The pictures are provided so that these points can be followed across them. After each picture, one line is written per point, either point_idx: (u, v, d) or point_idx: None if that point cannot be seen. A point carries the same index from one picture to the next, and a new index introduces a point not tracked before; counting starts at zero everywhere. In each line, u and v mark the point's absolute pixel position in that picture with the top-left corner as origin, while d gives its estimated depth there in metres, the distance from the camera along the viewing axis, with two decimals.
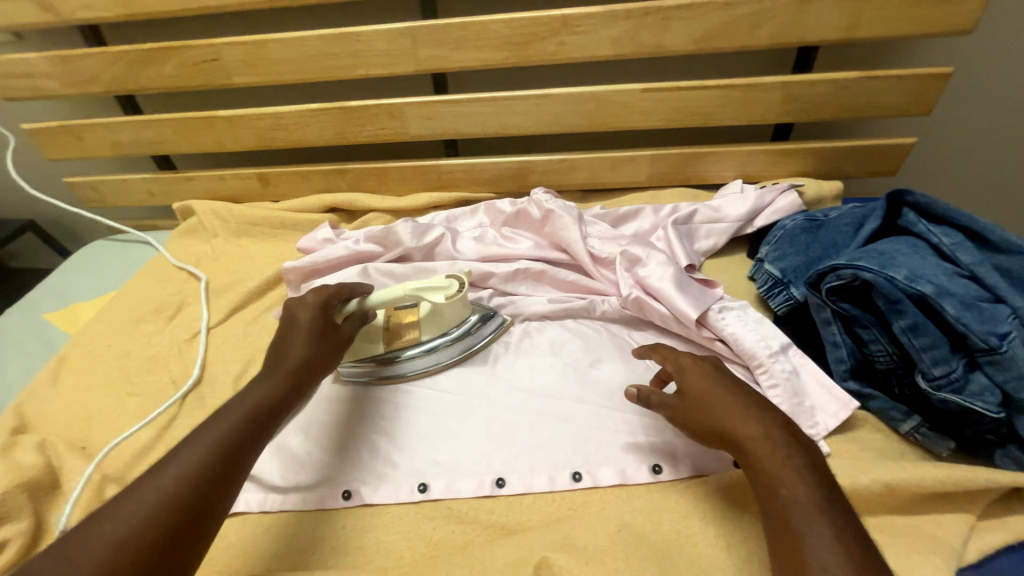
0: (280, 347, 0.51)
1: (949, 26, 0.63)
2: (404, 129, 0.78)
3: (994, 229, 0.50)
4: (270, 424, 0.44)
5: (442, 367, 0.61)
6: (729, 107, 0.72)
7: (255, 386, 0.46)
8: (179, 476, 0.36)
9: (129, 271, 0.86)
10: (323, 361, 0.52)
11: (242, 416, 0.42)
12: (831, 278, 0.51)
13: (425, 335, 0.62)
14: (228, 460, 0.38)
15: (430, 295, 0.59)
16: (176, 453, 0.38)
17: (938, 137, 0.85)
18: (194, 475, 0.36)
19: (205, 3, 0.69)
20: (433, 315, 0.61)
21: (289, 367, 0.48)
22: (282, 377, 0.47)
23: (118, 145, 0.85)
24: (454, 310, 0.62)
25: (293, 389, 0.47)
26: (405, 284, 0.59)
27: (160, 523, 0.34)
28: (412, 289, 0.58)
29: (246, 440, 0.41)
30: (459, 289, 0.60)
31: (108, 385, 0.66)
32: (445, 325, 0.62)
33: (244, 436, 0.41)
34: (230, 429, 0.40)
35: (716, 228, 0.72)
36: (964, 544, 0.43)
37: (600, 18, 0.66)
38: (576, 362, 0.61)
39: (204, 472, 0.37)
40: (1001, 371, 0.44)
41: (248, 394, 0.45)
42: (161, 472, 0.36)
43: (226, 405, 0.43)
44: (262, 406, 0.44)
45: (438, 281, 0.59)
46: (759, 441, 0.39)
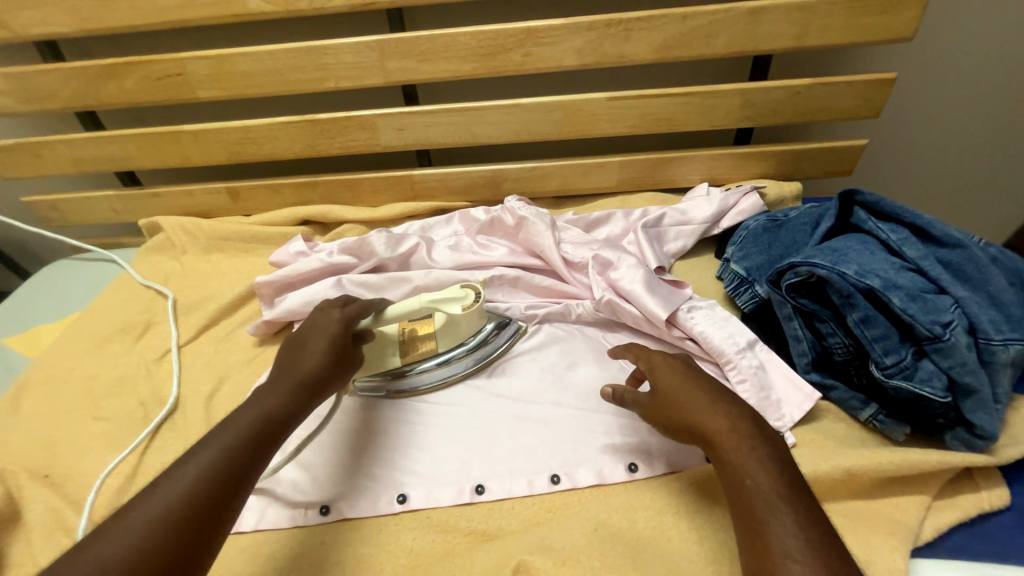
0: (292, 359, 0.49)
1: (891, 34, 0.67)
2: (375, 140, 0.79)
3: (937, 224, 0.53)
4: (274, 440, 0.42)
5: (459, 378, 0.61)
6: (691, 113, 0.75)
7: (259, 397, 0.44)
8: (175, 499, 0.35)
9: (94, 290, 0.83)
10: (334, 379, 0.50)
11: (245, 432, 0.40)
12: (789, 275, 0.53)
13: (442, 347, 0.60)
14: (228, 482, 0.37)
15: (446, 306, 0.57)
16: (171, 473, 0.37)
17: (887, 138, 0.89)
18: (191, 497, 0.35)
19: (168, 17, 0.69)
20: (450, 325, 0.58)
21: (299, 379, 0.47)
22: (292, 390, 0.45)
23: (78, 162, 0.82)
24: (471, 321, 0.59)
25: (301, 403, 0.46)
26: (420, 296, 0.58)
27: (156, 553, 0.32)
28: (428, 300, 0.57)
29: (247, 459, 0.39)
30: (475, 299, 0.58)
31: (72, 410, 0.64)
32: (462, 336, 0.60)
33: (244, 455, 0.39)
34: (229, 447, 0.39)
35: (685, 230, 0.74)
36: (919, 524, 0.45)
37: (564, 30, 0.68)
38: (553, 366, 0.62)
39: (205, 493, 0.36)
40: (946, 358, 0.47)
41: (252, 408, 0.43)
42: (155, 495, 0.35)
43: (229, 419, 0.42)
44: (267, 421, 0.42)
45: (455, 291, 0.58)
46: (724, 434, 0.40)
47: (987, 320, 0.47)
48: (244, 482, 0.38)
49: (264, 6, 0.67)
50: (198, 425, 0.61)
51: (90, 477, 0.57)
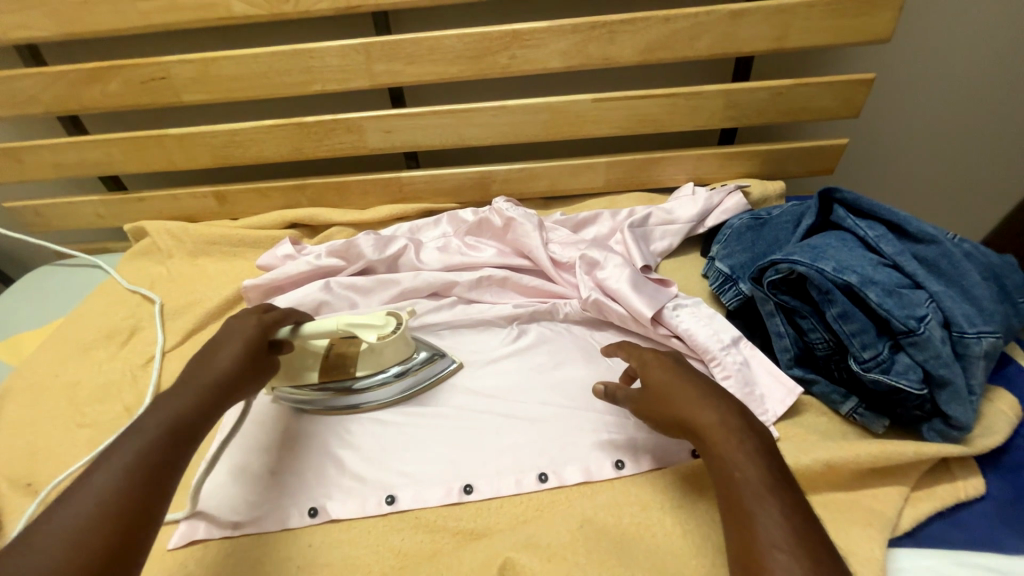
0: (203, 361, 0.48)
1: (868, 35, 0.69)
2: (363, 143, 0.79)
3: (913, 221, 0.55)
4: (191, 440, 0.41)
5: (374, 406, 0.58)
6: (676, 114, 0.76)
7: (164, 402, 0.43)
8: (92, 509, 0.34)
9: (79, 296, 0.83)
10: (247, 382, 0.49)
11: (159, 435, 0.40)
12: (771, 272, 0.54)
13: (362, 370, 0.58)
14: (151, 484, 0.37)
15: (362, 333, 0.54)
16: (77, 487, 0.35)
17: (868, 137, 0.91)
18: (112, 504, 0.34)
19: (151, 20, 0.68)
20: (371, 351, 0.57)
21: (208, 383, 0.45)
22: (199, 392, 0.44)
23: (61, 166, 0.81)
24: (394, 348, 0.57)
25: (214, 405, 0.45)
26: (341, 317, 0.54)
27: (81, 562, 0.31)
28: (343, 324, 0.53)
29: (165, 459, 0.38)
30: (394, 329, 0.55)
31: (55, 418, 0.63)
32: (383, 363, 0.58)
33: (164, 452, 0.39)
34: (140, 451, 0.38)
35: (670, 229, 0.75)
36: (898, 515, 0.46)
37: (549, 32, 0.69)
38: (539, 364, 0.62)
39: (126, 499, 0.35)
40: (921, 351, 0.48)
41: (165, 408, 0.42)
42: (63, 511, 0.34)
43: (133, 427, 0.40)
44: (182, 423, 0.41)
45: (375, 318, 0.54)
46: (714, 428, 0.40)
47: (961, 314, 0.48)
48: (166, 483, 0.38)
49: (249, 10, 0.67)
50: None
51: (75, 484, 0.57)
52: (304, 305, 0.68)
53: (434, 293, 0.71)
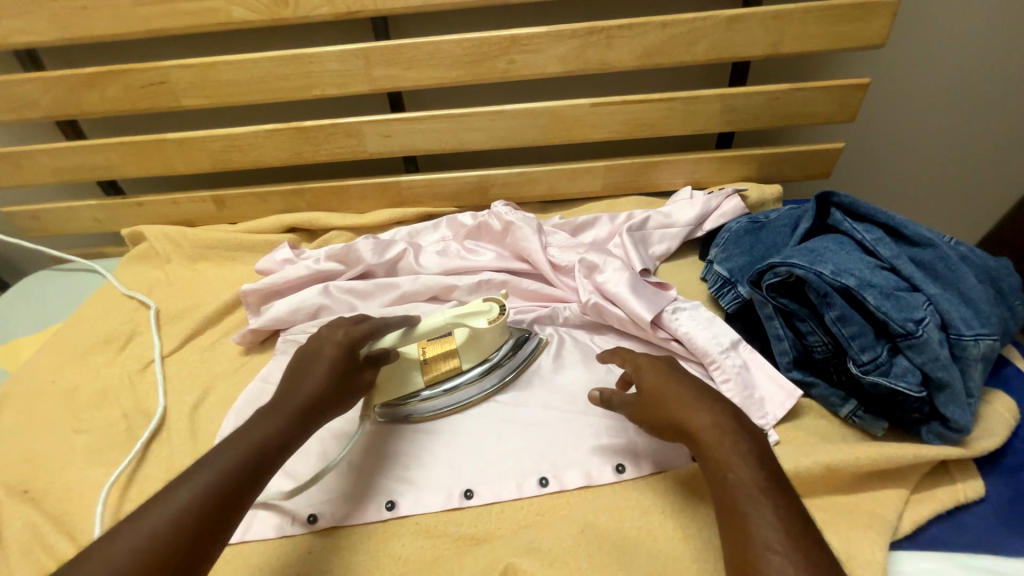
0: (297, 377, 0.47)
1: (863, 41, 0.69)
2: (362, 147, 0.79)
3: (909, 225, 0.55)
4: (273, 462, 0.41)
5: (483, 397, 0.59)
6: (673, 118, 0.77)
7: (259, 419, 0.43)
8: (167, 525, 0.33)
9: (75, 301, 0.82)
10: (338, 404, 0.48)
11: (244, 456, 0.39)
12: (769, 275, 0.55)
13: (465, 363, 0.59)
14: (225, 508, 0.36)
15: (472, 321, 0.57)
16: (163, 497, 0.35)
17: (864, 141, 0.92)
18: (189, 523, 0.34)
19: (150, 25, 0.68)
20: (472, 339, 0.58)
21: (302, 404, 0.45)
22: (287, 415, 0.44)
23: (58, 171, 0.81)
24: (495, 335, 0.59)
25: (299, 429, 0.44)
26: (445, 311, 0.57)
27: None
28: (454, 315, 0.57)
29: (244, 482, 0.38)
30: (499, 313, 0.58)
31: (51, 424, 0.63)
32: (485, 350, 0.59)
33: (241, 479, 0.38)
34: (222, 470, 0.38)
35: (669, 233, 0.75)
36: (898, 517, 0.47)
37: (548, 38, 0.70)
38: (532, 367, 0.62)
39: (199, 521, 0.34)
40: (919, 354, 0.48)
41: (255, 429, 0.42)
42: (145, 523, 0.33)
43: (227, 442, 0.40)
44: (269, 445, 0.41)
45: (478, 305, 0.58)
46: (708, 430, 0.40)
47: (958, 317, 0.49)
48: (238, 509, 0.37)
49: (248, 15, 0.67)
50: (183, 437, 0.60)
51: (71, 492, 0.56)
52: (304, 310, 0.68)
53: (433, 298, 0.71)
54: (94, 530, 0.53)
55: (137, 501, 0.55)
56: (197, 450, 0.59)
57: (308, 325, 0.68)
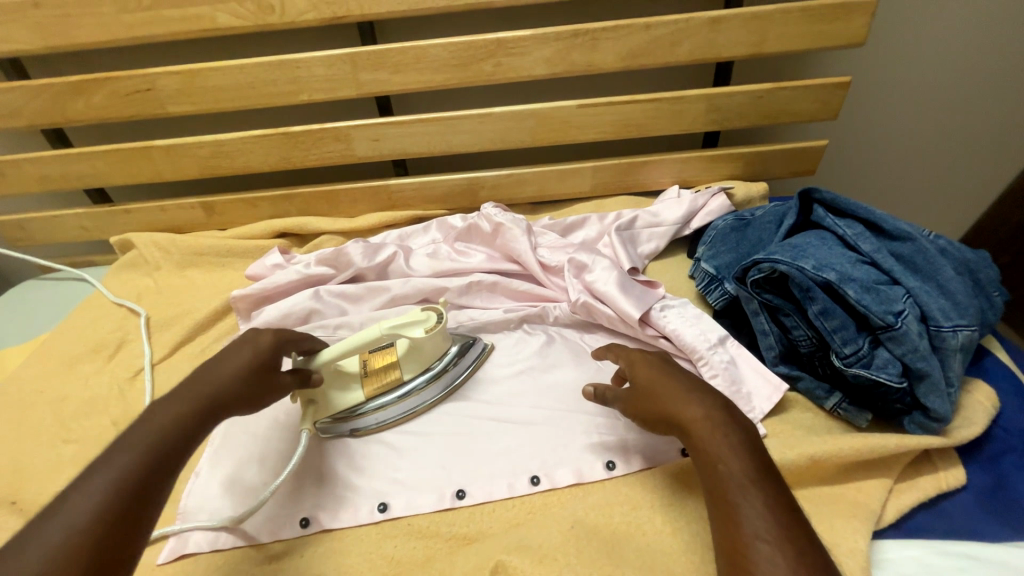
0: (208, 368, 0.46)
1: (843, 40, 0.70)
2: (351, 151, 0.79)
3: (889, 219, 0.56)
4: (178, 457, 0.39)
5: (427, 406, 0.59)
6: (659, 119, 0.78)
7: (156, 412, 0.41)
8: (71, 526, 0.31)
9: (63, 311, 0.81)
10: (250, 398, 0.46)
11: (144, 450, 0.37)
12: (753, 271, 0.56)
13: (406, 374, 0.59)
14: (134, 502, 0.34)
15: (408, 332, 0.55)
16: (71, 493, 0.34)
17: (847, 138, 0.93)
18: (96, 520, 0.32)
19: (136, 33, 0.69)
20: (413, 349, 0.58)
21: (204, 395, 0.43)
22: (197, 401, 0.42)
23: (45, 180, 0.81)
24: (435, 342, 0.58)
25: (203, 421, 0.42)
26: (380, 323, 0.54)
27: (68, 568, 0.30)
28: (388, 328, 0.53)
29: (150, 478, 0.36)
30: (437, 321, 0.56)
31: (40, 434, 0.62)
32: (427, 360, 0.59)
33: (156, 465, 0.37)
34: (137, 459, 0.36)
35: (656, 232, 0.76)
36: (882, 506, 0.47)
37: (533, 40, 0.70)
38: (527, 369, 0.63)
39: (105, 518, 0.32)
40: (899, 345, 0.49)
41: (163, 417, 0.40)
42: (46, 528, 0.31)
43: (119, 442, 0.38)
44: (168, 438, 0.39)
45: (416, 314, 0.55)
46: (699, 423, 0.41)
47: (937, 309, 0.50)
48: (147, 501, 0.35)
49: (233, 21, 0.67)
50: None
51: None
52: (294, 314, 0.68)
53: (424, 300, 0.71)
54: None
55: None
56: None
57: (299, 330, 0.68)
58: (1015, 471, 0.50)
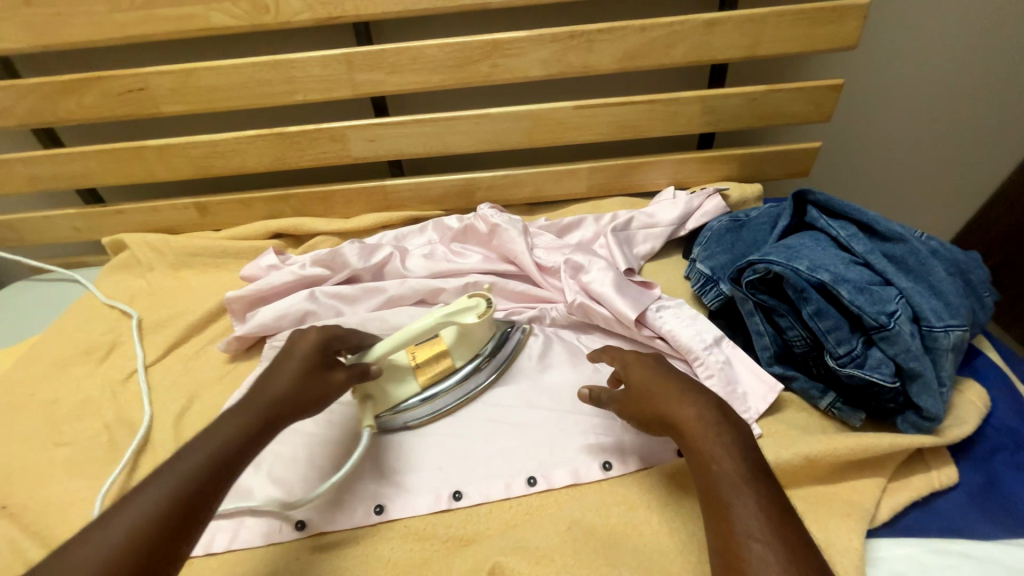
0: (269, 376, 0.46)
1: (836, 43, 0.71)
2: (347, 152, 0.79)
3: (881, 221, 0.57)
4: (231, 470, 0.38)
5: (481, 389, 0.60)
6: (654, 120, 0.78)
7: (224, 419, 0.41)
8: (124, 533, 0.32)
9: (53, 313, 0.80)
10: (305, 407, 0.45)
11: (202, 461, 0.37)
12: (748, 272, 0.56)
13: (458, 361, 0.59)
14: (189, 512, 0.35)
15: (461, 319, 0.55)
16: (128, 500, 0.34)
17: (841, 140, 0.94)
18: (151, 527, 0.33)
19: (128, 32, 0.68)
20: (462, 336, 0.58)
21: (263, 406, 0.43)
22: (257, 413, 0.42)
23: (36, 180, 0.80)
24: (483, 328, 0.59)
25: (264, 429, 0.42)
26: (432, 312, 0.54)
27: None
28: (441, 315, 0.54)
29: (201, 492, 0.36)
30: (487, 306, 0.56)
31: (30, 437, 0.62)
32: (476, 345, 0.60)
33: (209, 477, 0.37)
34: (193, 471, 0.36)
35: (652, 232, 0.76)
36: (875, 505, 0.48)
37: (529, 42, 0.70)
38: (526, 368, 0.63)
39: (158, 525, 0.33)
40: (891, 346, 0.50)
41: (221, 429, 0.40)
42: (106, 529, 0.32)
43: (189, 446, 0.39)
44: (230, 447, 0.39)
45: (465, 302, 0.55)
46: (692, 423, 0.41)
47: (929, 309, 0.51)
48: (196, 518, 0.35)
49: (227, 21, 0.67)
50: (167, 448, 0.59)
51: (53, 505, 0.55)
52: (290, 316, 0.67)
53: (420, 301, 0.71)
54: None
55: None
56: None
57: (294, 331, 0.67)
58: (1005, 470, 0.51)
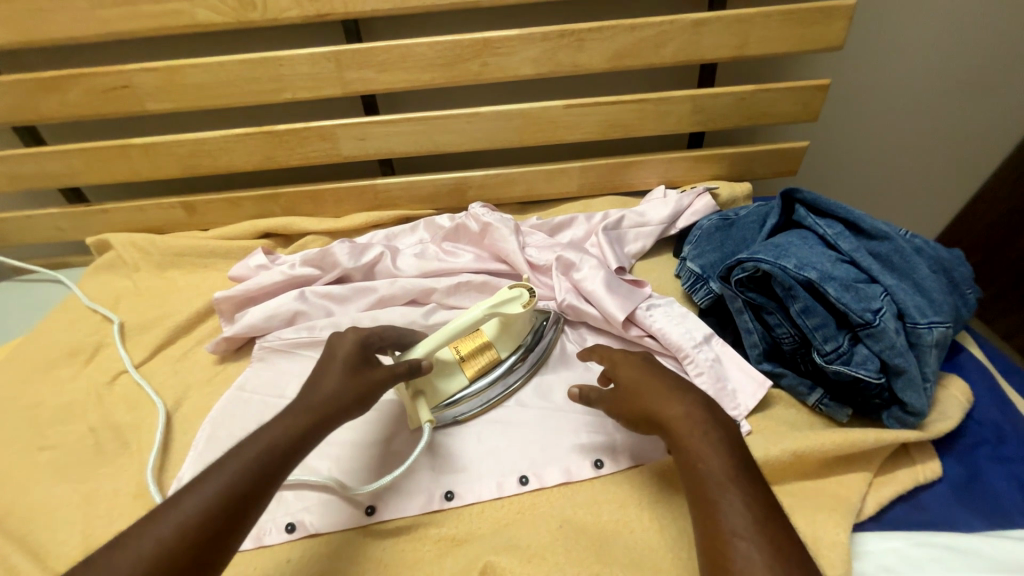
0: (319, 376, 0.45)
1: (823, 43, 0.72)
2: (336, 150, 0.78)
3: (866, 219, 0.58)
4: (277, 474, 0.38)
5: (520, 385, 0.60)
6: (645, 119, 0.78)
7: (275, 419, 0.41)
8: (172, 531, 0.32)
9: (35, 315, 0.79)
10: (351, 408, 0.44)
11: (250, 461, 0.37)
12: (737, 271, 0.56)
13: (502, 352, 0.60)
14: (234, 511, 0.34)
15: (508, 309, 0.55)
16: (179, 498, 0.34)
17: (828, 139, 0.95)
18: (195, 526, 0.33)
19: (111, 28, 0.67)
20: (506, 327, 0.59)
21: (313, 406, 0.42)
22: (305, 414, 0.42)
23: (18, 179, 0.78)
24: (524, 319, 0.59)
25: (314, 428, 0.41)
26: (479, 304, 0.55)
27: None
28: (489, 307, 0.54)
29: (246, 494, 0.35)
30: (530, 296, 0.57)
31: (11, 442, 0.60)
32: (517, 337, 0.60)
33: (255, 479, 0.36)
34: (240, 472, 0.36)
35: (643, 231, 0.76)
36: (862, 499, 0.49)
37: (519, 41, 0.70)
38: (541, 368, 0.63)
39: (204, 523, 0.33)
40: (877, 342, 0.50)
41: (271, 429, 0.40)
42: (153, 525, 0.32)
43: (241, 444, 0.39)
44: (276, 447, 0.39)
45: (508, 293, 0.56)
46: (681, 421, 0.41)
47: (913, 306, 0.51)
48: (239, 521, 0.35)
49: (213, 17, 0.66)
50: (154, 450, 0.58)
51: (35, 510, 0.54)
52: (280, 316, 0.67)
53: (412, 301, 0.71)
54: (62, 550, 0.51)
55: (105, 519, 0.53)
56: (170, 463, 0.58)
57: (285, 331, 0.67)
58: (987, 463, 0.52)
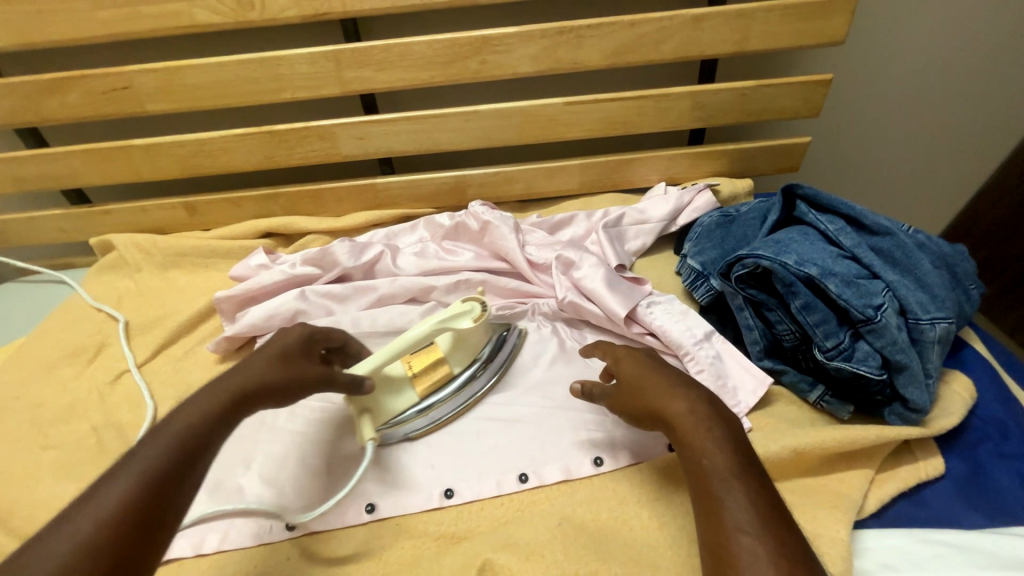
0: (241, 363, 0.44)
1: (823, 38, 0.71)
2: (336, 149, 0.78)
3: (868, 215, 0.57)
4: (202, 455, 0.37)
5: (481, 396, 0.59)
6: (645, 116, 0.78)
7: (188, 404, 0.39)
8: (93, 524, 0.31)
9: (39, 315, 0.80)
10: (281, 392, 0.43)
11: (172, 446, 0.36)
12: (738, 268, 0.56)
13: (455, 369, 0.59)
14: (160, 496, 0.33)
15: (457, 323, 0.56)
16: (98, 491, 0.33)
17: (831, 134, 0.95)
18: (116, 516, 0.31)
19: (110, 30, 0.67)
20: (457, 342, 0.58)
21: (238, 390, 0.41)
22: (229, 398, 0.40)
23: (21, 180, 0.79)
24: (478, 333, 0.60)
25: (234, 410, 0.40)
26: (426, 320, 0.55)
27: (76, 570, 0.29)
28: (437, 323, 0.55)
29: (171, 479, 0.34)
30: (482, 310, 0.58)
31: (15, 440, 0.61)
32: (472, 351, 0.60)
33: (178, 463, 0.35)
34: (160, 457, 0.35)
35: (644, 228, 0.76)
36: (863, 496, 0.48)
37: (517, 38, 0.70)
38: (536, 366, 0.63)
39: (127, 511, 0.32)
40: (879, 338, 0.50)
41: (188, 414, 0.38)
42: (73, 520, 0.31)
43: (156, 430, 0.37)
44: (196, 429, 0.37)
45: (460, 307, 0.57)
46: (682, 417, 0.41)
47: (915, 301, 0.51)
48: (169, 507, 0.33)
49: (213, 18, 0.66)
50: None
51: (39, 508, 0.55)
52: (280, 315, 0.67)
53: (412, 300, 0.71)
54: None
55: None
56: None
57: None
58: (990, 458, 0.51)
